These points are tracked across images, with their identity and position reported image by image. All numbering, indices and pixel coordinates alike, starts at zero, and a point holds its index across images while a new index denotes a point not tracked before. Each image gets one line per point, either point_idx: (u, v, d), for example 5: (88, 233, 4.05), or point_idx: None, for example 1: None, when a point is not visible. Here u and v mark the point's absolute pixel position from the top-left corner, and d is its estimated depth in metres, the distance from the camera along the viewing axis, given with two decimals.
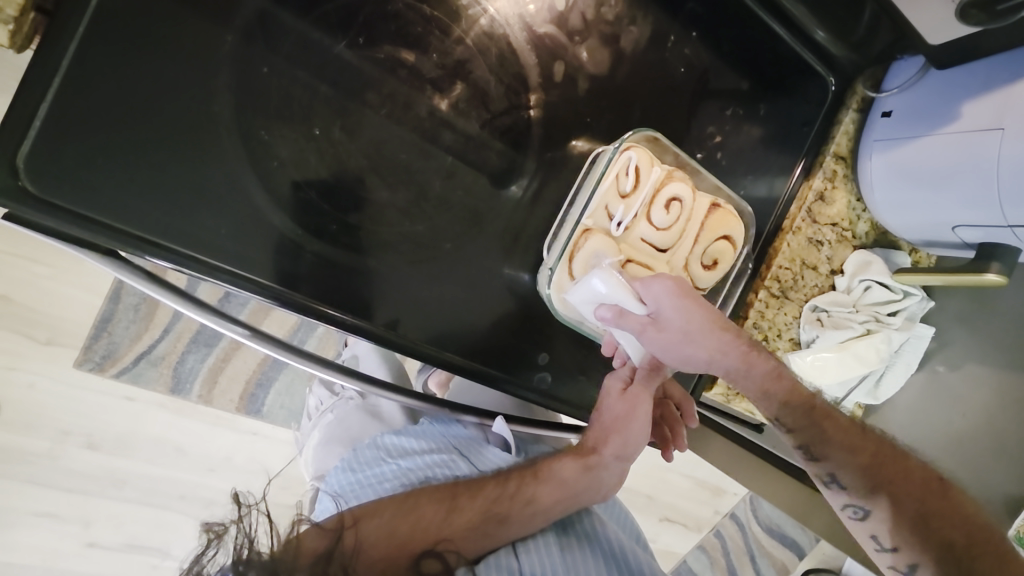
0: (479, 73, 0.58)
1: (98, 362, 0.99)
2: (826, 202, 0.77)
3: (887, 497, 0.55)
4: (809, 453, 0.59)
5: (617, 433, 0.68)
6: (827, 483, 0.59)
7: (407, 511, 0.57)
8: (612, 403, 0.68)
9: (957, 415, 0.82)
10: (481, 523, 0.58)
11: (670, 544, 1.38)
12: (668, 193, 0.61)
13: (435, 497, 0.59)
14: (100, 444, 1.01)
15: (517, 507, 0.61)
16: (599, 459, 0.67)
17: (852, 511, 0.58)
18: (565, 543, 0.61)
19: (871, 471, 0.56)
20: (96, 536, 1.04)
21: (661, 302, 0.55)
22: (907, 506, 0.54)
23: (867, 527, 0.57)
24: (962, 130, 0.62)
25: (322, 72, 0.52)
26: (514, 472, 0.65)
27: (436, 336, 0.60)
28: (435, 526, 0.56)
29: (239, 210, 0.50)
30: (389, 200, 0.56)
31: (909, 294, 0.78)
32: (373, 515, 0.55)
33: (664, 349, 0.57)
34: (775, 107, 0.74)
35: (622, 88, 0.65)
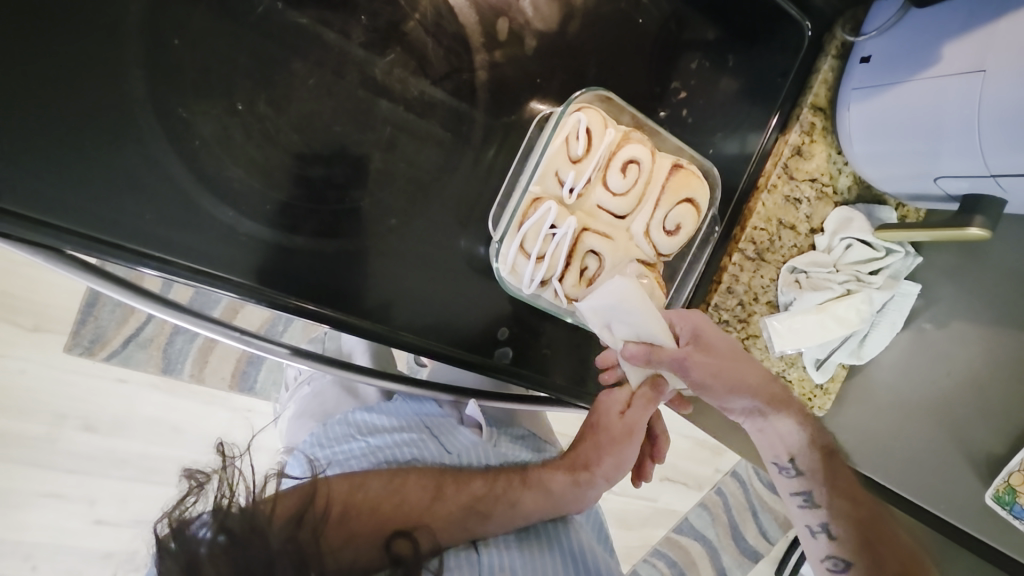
0: (414, 34, 0.54)
1: (88, 346, 0.99)
2: (804, 157, 0.72)
3: (874, 555, 0.58)
4: (807, 498, 0.64)
5: (610, 456, 0.65)
6: (815, 531, 0.63)
7: (393, 490, 0.56)
8: (610, 422, 0.65)
9: (942, 374, 0.77)
10: (463, 515, 0.57)
11: (672, 504, 1.39)
12: (623, 155, 0.57)
13: (420, 484, 0.58)
14: (97, 426, 1.02)
15: (499, 507, 0.59)
16: (590, 476, 0.64)
17: (830, 562, 0.62)
18: (526, 541, 0.62)
19: (865, 530, 0.60)
20: (103, 513, 1.04)
21: (703, 327, 0.61)
22: (888, 564, 0.58)
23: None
24: (945, 73, 0.57)
25: (240, 42, 0.49)
26: (502, 473, 0.63)
27: (388, 314, 0.58)
28: (419, 506, 0.55)
29: (166, 193, 0.49)
30: (326, 176, 0.53)
31: (892, 251, 0.74)
32: (362, 485, 0.56)
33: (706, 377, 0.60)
34: (746, 57, 0.70)
35: (575, 45, 0.61)
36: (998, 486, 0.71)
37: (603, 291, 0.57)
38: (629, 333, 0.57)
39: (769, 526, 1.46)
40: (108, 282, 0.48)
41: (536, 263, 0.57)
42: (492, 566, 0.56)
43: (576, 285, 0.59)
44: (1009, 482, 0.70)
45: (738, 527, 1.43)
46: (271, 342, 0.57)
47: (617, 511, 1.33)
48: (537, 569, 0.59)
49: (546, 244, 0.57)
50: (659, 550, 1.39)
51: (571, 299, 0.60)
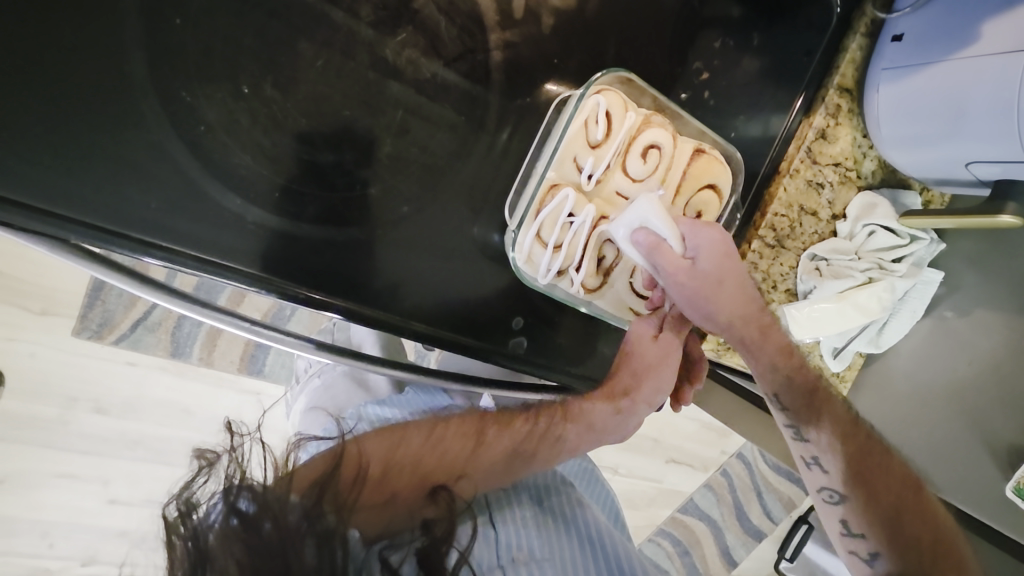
0: (426, 12, 0.51)
1: (96, 330, 0.99)
2: (828, 140, 0.70)
3: (867, 487, 0.57)
4: (796, 433, 0.61)
5: (649, 378, 0.63)
6: (808, 463, 0.62)
7: (433, 442, 0.56)
8: (645, 351, 0.62)
9: (964, 363, 0.76)
10: (507, 461, 0.57)
11: (679, 485, 1.39)
12: (644, 140, 0.55)
13: (461, 432, 0.58)
14: (108, 408, 1.02)
15: (544, 447, 0.59)
16: (631, 403, 0.63)
17: (826, 494, 0.61)
18: (542, 519, 0.61)
19: (856, 458, 0.59)
20: (116, 493, 1.05)
21: (702, 250, 0.54)
22: (883, 503, 0.57)
23: (838, 512, 0.60)
24: (984, 52, 0.55)
25: (244, 21, 0.46)
26: (544, 410, 0.62)
27: (401, 303, 0.57)
28: (460, 459, 0.56)
29: (171, 180, 0.47)
30: (336, 162, 0.51)
31: (917, 238, 0.73)
32: (401, 439, 0.55)
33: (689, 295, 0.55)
34: (771, 34, 0.66)
35: (593, 23, 0.58)
36: (1020, 477, 0.70)
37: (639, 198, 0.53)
38: (638, 219, 0.53)
39: (772, 506, 1.46)
40: (111, 270, 0.46)
41: (553, 252, 0.55)
42: (508, 543, 0.56)
43: (594, 272, 0.58)
44: None
45: (742, 507, 1.44)
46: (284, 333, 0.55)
47: (624, 493, 1.33)
48: (556, 549, 0.57)
49: (564, 232, 0.55)
50: (664, 530, 1.39)
51: (589, 290, 0.59)
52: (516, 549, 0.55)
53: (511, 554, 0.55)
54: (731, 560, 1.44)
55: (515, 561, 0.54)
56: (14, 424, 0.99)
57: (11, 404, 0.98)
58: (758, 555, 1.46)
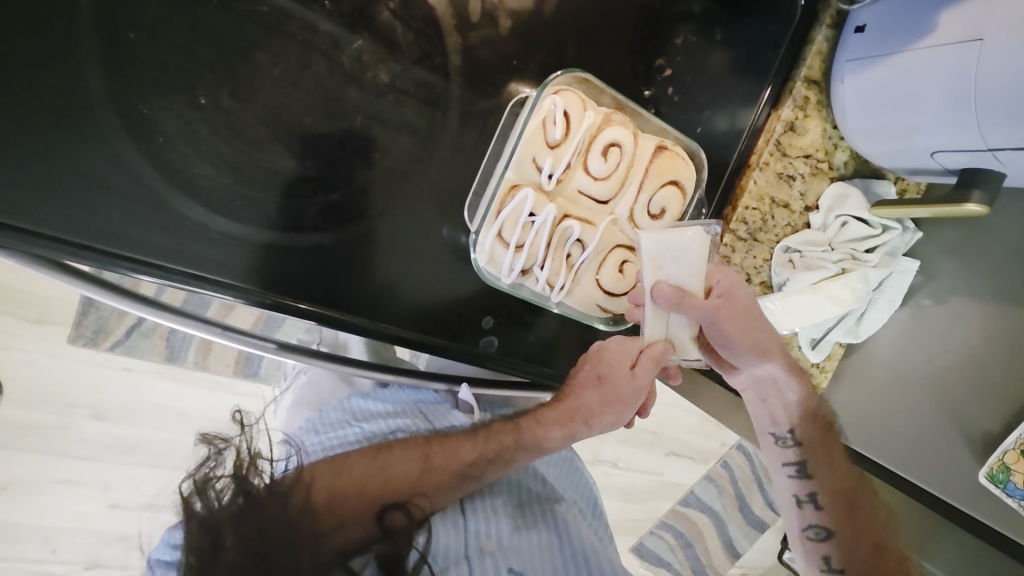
0: (382, 18, 0.51)
1: (91, 337, 1.00)
2: (797, 132, 0.70)
3: (852, 529, 0.62)
4: (799, 469, 0.66)
5: (615, 406, 0.63)
6: (803, 501, 0.66)
7: (378, 468, 0.55)
8: (621, 381, 0.62)
9: (941, 351, 0.76)
10: (459, 479, 0.58)
11: (677, 477, 1.39)
12: (603, 139, 0.56)
13: (406, 456, 0.57)
14: (106, 414, 1.04)
15: (493, 470, 0.59)
16: (587, 432, 0.63)
17: (812, 531, 0.65)
18: (514, 510, 0.64)
19: (849, 498, 0.64)
20: (117, 498, 1.06)
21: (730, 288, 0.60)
22: (863, 537, 0.61)
23: (821, 548, 0.64)
24: (941, 43, 0.55)
25: (198, 33, 0.47)
26: (494, 430, 0.62)
27: (369, 303, 0.58)
28: (409, 479, 0.55)
29: (134, 192, 0.48)
30: (298, 170, 0.52)
31: (890, 228, 0.73)
32: (342, 469, 0.54)
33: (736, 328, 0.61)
34: (737, 27, 0.66)
35: (553, 22, 0.57)
36: (992, 464, 0.67)
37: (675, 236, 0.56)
38: (677, 249, 0.56)
39: (774, 496, 1.47)
40: (95, 287, 0.47)
41: (515, 251, 0.55)
42: (477, 531, 0.59)
43: (559, 270, 0.58)
44: (1004, 460, 0.67)
45: (743, 497, 1.44)
46: (263, 338, 0.55)
47: (622, 486, 1.34)
48: (524, 538, 0.61)
49: (525, 232, 0.55)
50: (666, 523, 1.40)
51: (555, 288, 0.59)
52: (484, 536, 0.59)
53: (480, 543, 0.58)
54: (734, 551, 1.46)
55: (483, 549, 0.58)
56: (15, 432, 1.01)
57: (12, 412, 1.00)
58: (762, 545, 1.48)
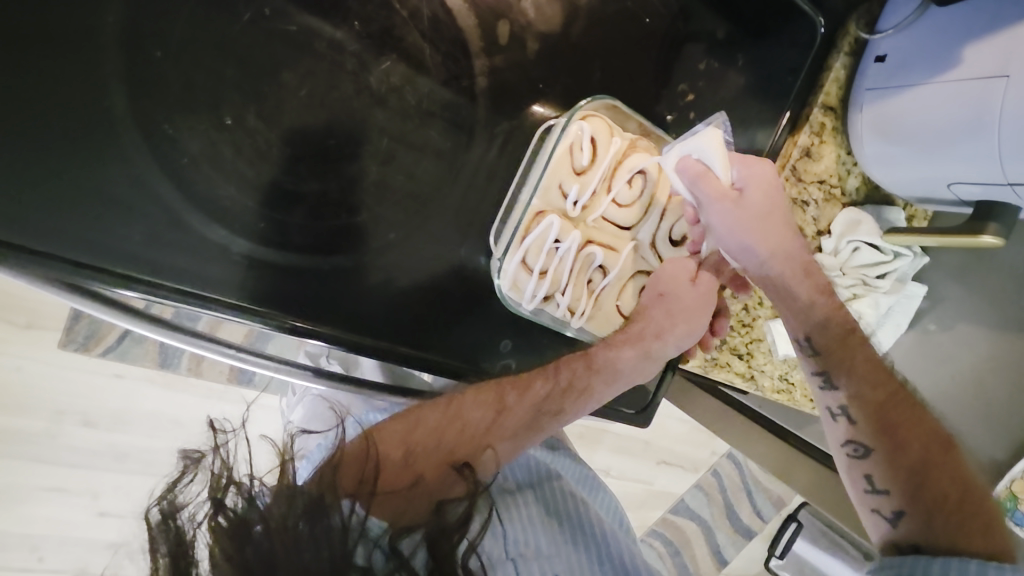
0: (411, 39, 0.50)
1: (83, 342, 0.98)
2: (812, 158, 0.71)
3: (894, 441, 0.54)
4: (826, 378, 0.59)
5: (685, 322, 0.59)
6: (836, 413, 0.58)
7: (452, 416, 0.54)
8: (685, 294, 0.58)
9: (947, 376, 0.77)
10: (534, 419, 0.56)
11: (669, 487, 1.39)
12: (629, 165, 0.55)
13: (479, 400, 0.55)
14: (96, 422, 1.01)
15: (570, 402, 0.57)
16: (661, 347, 0.59)
17: (849, 449, 0.57)
18: (548, 519, 0.62)
19: (886, 409, 0.55)
20: (107, 506, 1.04)
21: (749, 181, 0.54)
22: (912, 451, 0.53)
23: (863, 468, 0.56)
24: (962, 78, 0.56)
25: (225, 52, 0.46)
26: (566, 364, 0.58)
27: (387, 327, 0.56)
28: (483, 427, 0.54)
29: (154, 213, 0.47)
30: (321, 191, 0.51)
31: (900, 254, 0.73)
32: (416, 420, 0.53)
33: (738, 229, 0.54)
34: (757, 53, 0.66)
35: (579, 46, 0.57)
36: (1000, 491, 0.69)
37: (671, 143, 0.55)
38: (691, 148, 0.52)
39: (763, 506, 1.48)
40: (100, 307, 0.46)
41: (539, 277, 0.55)
42: (516, 539, 0.57)
43: (581, 296, 0.58)
44: (1012, 488, 0.69)
45: (733, 507, 1.45)
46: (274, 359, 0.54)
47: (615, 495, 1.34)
48: (562, 549, 0.59)
49: (550, 258, 0.55)
50: (656, 531, 1.39)
51: (576, 314, 0.58)
52: (523, 545, 0.57)
53: (519, 550, 0.56)
54: (722, 558, 1.46)
55: (523, 556, 0.56)
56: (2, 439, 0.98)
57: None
58: (749, 554, 1.48)
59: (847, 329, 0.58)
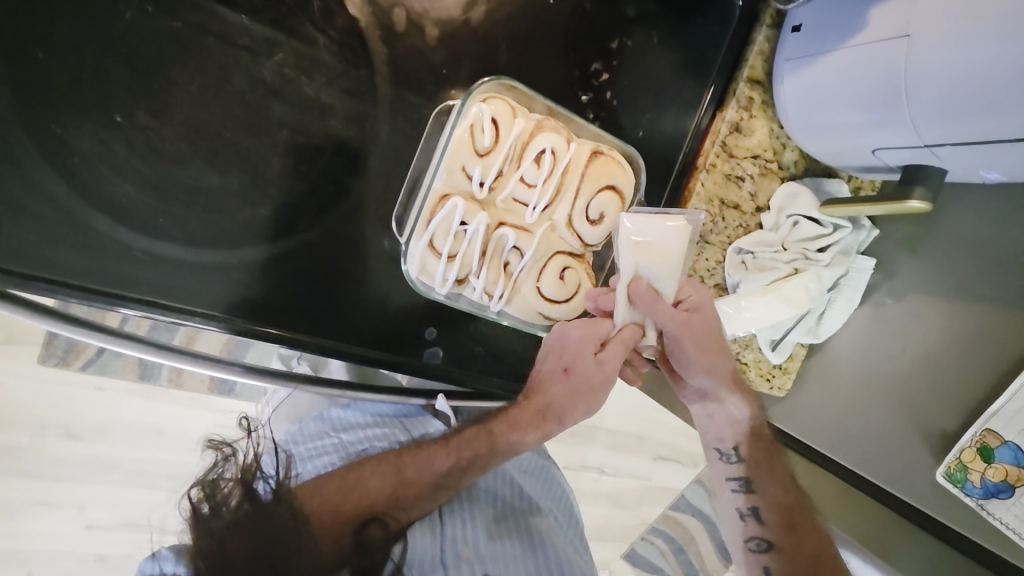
0: (303, 30, 0.51)
1: (63, 355, 0.92)
2: (743, 133, 0.70)
3: (796, 540, 0.63)
4: (746, 483, 0.67)
5: (582, 401, 0.61)
6: (746, 513, 0.67)
7: (350, 486, 0.53)
8: (587, 369, 0.60)
9: (899, 350, 0.74)
10: (434, 489, 0.56)
11: (667, 482, 1.35)
12: (535, 145, 0.55)
13: (378, 470, 0.55)
14: (80, 434, 0.95)
15: (468, 477, 0.58)
16: (559, 429, 0.62)
17: (754, 542, 0.66)
18: (496, 528, 0.61)
19: (789, 509, 0.65)
20: (94, 518, 0.98)
21: (700, 304, 0.60)
22: (806, 548, 0.62)
23: (762, 559, 0.65)
24: (869, 41, 0.55)
25: (110, 51, 0.47)
26: (465, 435, 0.61)
27: (303, 317, 0.57)
28: (384, 494, 0.54)
29: (54, 213, 0.48)
30: (222, 185, 0.51)
31: (841, 227, 0.72)
32: (313, 492, 0.52)
33: (694, 343, 0.61)
34: (675, 29, 0.65)
35: (482, 31, 0.57)
36: (949, 463, 0.67)
37: (656, 220, 0.55)
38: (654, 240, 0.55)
39: None
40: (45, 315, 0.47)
41: (447, 261, 0.55)
42: (455, 539, 0.57)
43: (495, 278, 0.58)
44: (960, 459, 0.66)
45: None
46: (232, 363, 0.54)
47: (609, 492, 1.30)
48: (501, 548, 0.59)
49: (458, 241, 0.55)
50: (656, 528, 1.36)
51: (493, 296, 0.58)
52: (462, 545, 0.57)
53: (456, 549, 0.56)
54: (729, 554, 1.41)
55: (460, 556, 0.56)
56: None
57: None
58: None
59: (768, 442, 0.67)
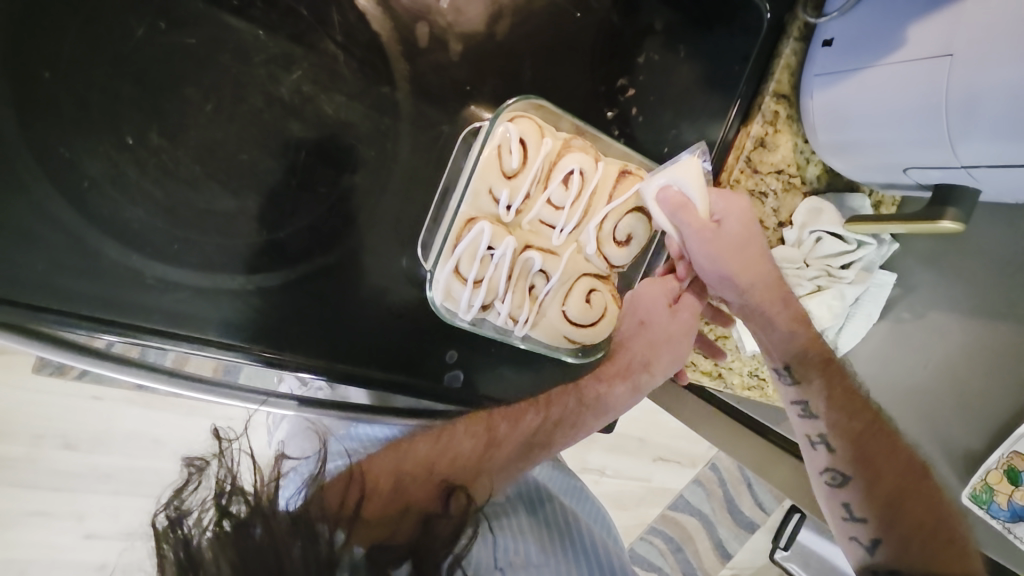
0: (324, 47, 0.48)
1: (58, 365, 0.89)
2: (767, 148, 0.69)
3: (871, 468, 0.57)
4: (804, 408, 0.60)
5: (666, 347, 0.61)
6: (814, 442, 0.60)
7: (441, 447, 0.54)
8: (664, 321, 0.61)
9: (920, 365, 0.72)
10: (528, 448, 0.58)
11: (667, 483, 1.33)
12: (564, 166, 0.53)
13: (468, 432, 0.56)
14: (77, 445, 0.92)
15: (559, 434, 0.60)
16: (648, 377, 0.62)
17: (827, 475, 0.59)
18: (542, 536, 0.59)
19: (864, 435, 0.58)
20: (94, 527, 0.95)
21: (729, 214, 0.54)
22: (886, 477, 0.56)
23: (839, 494, 0.58)
24: (907, 58, 0.54)
25: (120, 69, 0.44)
26: (557, 395, 0.62)
27: (322, 345, 0.55)
28: (474, 455, 0.54)
29: (62, 239, 0.45)
30: (238, 209, 0.49)
31: (864, 244, 0.71)
32: (406, 450, 0.53)
33: (715, 258, 0.54)
34: (703, 41, 0.63)
35: (506, 45, 0.55)
36: (975, 484, 0.66)
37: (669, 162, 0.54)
38: (664, 180, 0.53)
39: (767, 498, 1.41)
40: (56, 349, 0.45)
41: (473, 287, 0.53)
42: (507, 550, 0.54)
43: (521, 303, 0.56)
44: (987, 481, 0.65)
45: (734, 501, 1.39)
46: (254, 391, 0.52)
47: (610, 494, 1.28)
48: (551, 558, 0.56)
49: (484, 266, 0.53)
50: (656, 528, 1.34)
51: (518, 321, 0.57)
52: (516, 557, 0.54)
53: (509, 559, 0.53)
54: (725, 552, 1.40)
55: (513, 567, 0.53)
56: None
57: None
58: (753, 546, 1.42)
59: (824, 355, 0.59)
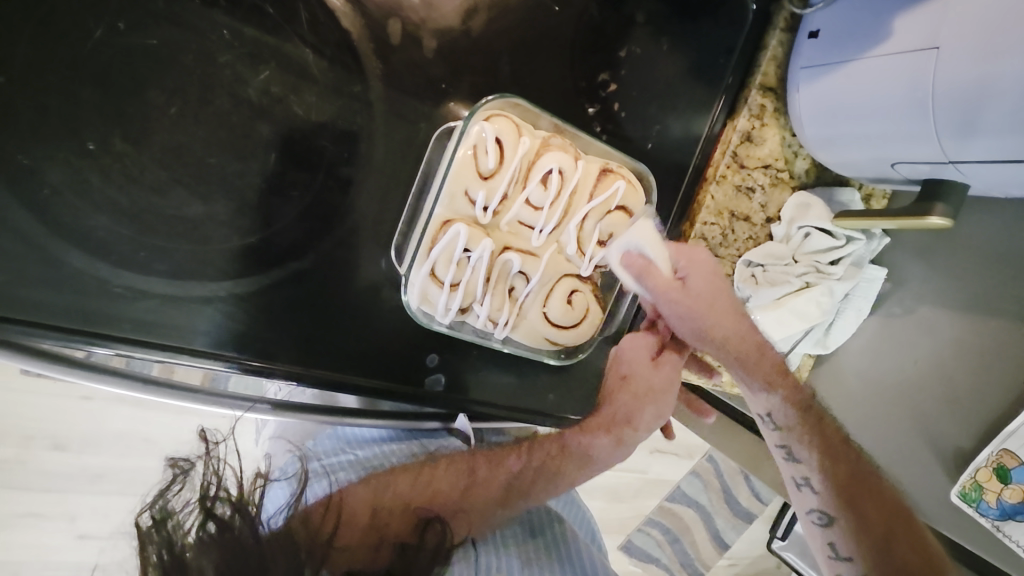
0: (291, 46, 0.47)
1: None
2: (754, 143, 0.67)
3: (858, 512, 0.56)
4: (788, 452, 0.60)
5: (649, 403, 0.61)
6: (800, 485, 0.60)
7: (421, 483, 0.55)
8: (647, 372, 0.61)
9: (910, 361, 0.71)
10: (507, 497, 0.58)
11: (665, 474, 1.32)
12: (542, 165, 0.52)
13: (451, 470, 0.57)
14: (67, 445, 0.90)
15: (540, 481, 0.60)
16: (632, 433, 0.62)
17: (815, 516, 0.59)
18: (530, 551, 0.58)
19: (848, 479, 0.57)
20: (86, 527, 0.92)
21: (692, 270, 0.55)
22: (875, 522, 0.55)
23: (825, 534, 0.59)
24: (893, 51, 0.52)
25: (79, 72, 0.43)
26: (541, 443, 0.63)
27: (300, 348, 0.54)
28: (455, 494, 0.55)
29: (25, 249, 0.44)
30: (207, 214, 0.48)
31: (853, 239, 0.69)
32: (384, 486, 0.53)
33: (684, 316, 0.54)
34: (686, 33, 0.62)
35: (482, 40, 0.53)
36: (964, 482, 0.65)
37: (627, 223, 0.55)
38: (628, 244, 0.54)
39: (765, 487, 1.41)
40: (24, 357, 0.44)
41: (450, 290, 0.53)
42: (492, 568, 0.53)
43: (500, 305, 0.56)
44: (976, 479, 0.64)
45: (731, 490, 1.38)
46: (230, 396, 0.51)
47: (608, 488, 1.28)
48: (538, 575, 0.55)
49: (461, 269, 0.53)
50: (654, 520, 1.33)
51: (497, 323, 0.56)
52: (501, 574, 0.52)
53: None
54: (722, 542, 1.41)
55: None
56: None
57: None
58: (751, 537, 1.42)
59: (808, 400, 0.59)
